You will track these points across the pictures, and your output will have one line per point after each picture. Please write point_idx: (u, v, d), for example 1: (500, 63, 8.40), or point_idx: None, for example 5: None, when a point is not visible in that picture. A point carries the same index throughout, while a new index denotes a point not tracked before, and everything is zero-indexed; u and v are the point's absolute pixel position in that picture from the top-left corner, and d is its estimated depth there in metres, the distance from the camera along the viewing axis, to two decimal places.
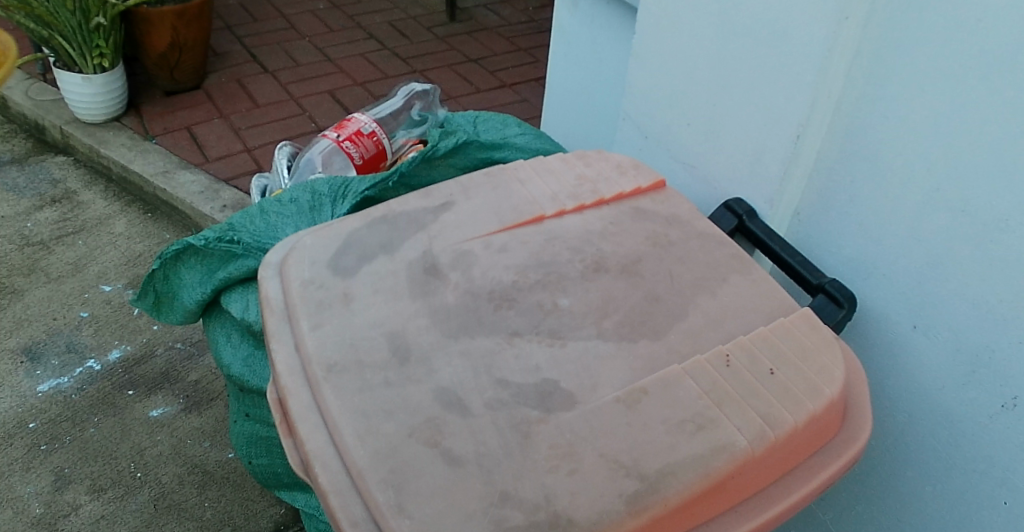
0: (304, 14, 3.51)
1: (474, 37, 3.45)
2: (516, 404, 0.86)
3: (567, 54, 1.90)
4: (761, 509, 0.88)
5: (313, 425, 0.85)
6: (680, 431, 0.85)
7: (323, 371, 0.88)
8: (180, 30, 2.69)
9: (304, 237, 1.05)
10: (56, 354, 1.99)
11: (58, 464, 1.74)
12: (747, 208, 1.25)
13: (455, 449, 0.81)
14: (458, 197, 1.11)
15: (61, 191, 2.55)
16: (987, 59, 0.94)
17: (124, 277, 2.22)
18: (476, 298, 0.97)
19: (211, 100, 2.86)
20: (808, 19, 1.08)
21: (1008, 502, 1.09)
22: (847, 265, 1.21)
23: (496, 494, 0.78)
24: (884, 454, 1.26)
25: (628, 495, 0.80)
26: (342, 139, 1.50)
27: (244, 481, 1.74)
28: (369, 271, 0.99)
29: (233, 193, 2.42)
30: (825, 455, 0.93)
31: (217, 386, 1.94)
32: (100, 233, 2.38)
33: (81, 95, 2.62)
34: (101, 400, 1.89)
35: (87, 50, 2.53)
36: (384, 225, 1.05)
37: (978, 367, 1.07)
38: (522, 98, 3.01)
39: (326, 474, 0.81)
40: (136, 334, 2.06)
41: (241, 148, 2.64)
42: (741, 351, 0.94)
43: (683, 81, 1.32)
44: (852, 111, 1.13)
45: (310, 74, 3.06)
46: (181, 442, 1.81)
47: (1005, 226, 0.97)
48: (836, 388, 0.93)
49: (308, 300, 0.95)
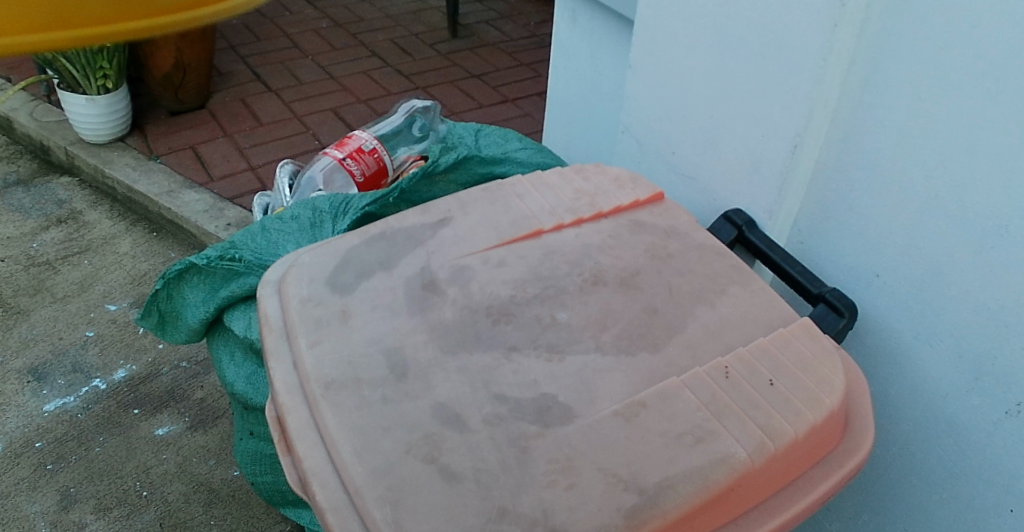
0: (308, 33, 3.55)
1: (476, 52, 3.48)
2: (514, 419, 0.86)
3: (566, 69, 1.91)
4: (762, 521, 0.87)
5: (311, 442, 0.85)
6: (679, 444, 0.85)
7: (321, 388, 0.88)
8: (184, 50, 2.72)
9: (302, 254, 1.05)
10: (62, 374, 2.00)
11: (64, 483, 1.75)
12: (747, 218, 1.25)
13: (453, 465, 0.81)
14: (455, 213, 1.11)
15: (66, 212, 2.58)
16: (984, 65, 0.94)
17: (129, 296, 2.24)
18: (474, 313, 0.97)
19: (215, 120, 2.89)
20: (803, 28, 1.08)
21: (1016, 511, 1.08)
22: (848, 274, 1.21)
23: (494, 509, 0.78)
24: (890, 464, 1.25)
25: (627, 508, 0.79)
26: (343, 157, 1.51)
27: (249, 498, 1.74)
28: (366, 287, 0.99)
29: (238, 212, 2.44)
30: (826, 466, 0.93)
31: (222, 404, 1.95)
32: (105, 253, 2.40)
33: (85, 115, 2.64)
34: (106, 419, 1.90)
35: (91, 70, 2.56)
36: (382, 242, 1.06)
37: (982, 374, 1.06)
38: (524, 113, 3.03)
39: (324, 492, 0.81)
40: (141, 353, 2.07)
41: (245, 166, 2.66)
42: (740, 363, 0.94)
43: (680, 93, 1.33)
44: (849, 120, 1.13)
45: (313, 92, 3.09)
46: (186, 460, 1.81)
47: (1005, 232, 0.97)
48: (836, 398, 0.93)
49: (306, 318, 0.96)
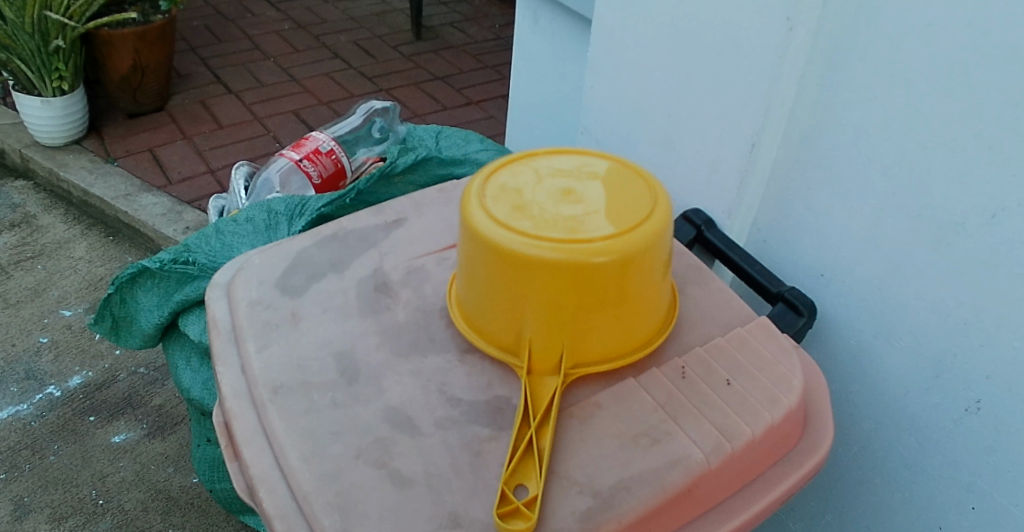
0: (270, 34, 3.52)
1: (441, 54, 3.47)
2: (468, 422, 0.84)
3: (528, 69, 1.91)
4: (721, 522, 0.87)
5: (258, 448, 0.84)
6: (634, 446, 0.84)
7: (269, 392, 0.87)
8: (142, 52, 2.69)
9: (252, 256, 1.04)
10: (15, 381, 1.96)
11: (17, 492, 1.71)
12: (705, 218, 1.25)
13: (404, 470, 0.79)
14: (410, 214, 1.10)
15: (20, 216, 2.52)
16: (937, 63, 0.94)
17: (86, 301, 2.19)
18: (428, 315, 0.95)
19: (175, 122, 2.85)
20: (759, 29, 1.09)
21: (977, 507, 1.09)
22: (807, 273, 1.21)
23: (445, 515, 0.76)
24: (851, 462, 1.26)
25: (581, 512, 0.78)
26: (300, 158, 1.49)
27: (209, 506, 1.71)
28: (317, 290, 0.97)
29: (197, 215, 2.40)
30: (785, 466, 0.92)
31: (181, 410, 1.91)
32: (60, 257, 2.35)
33: (41, 118, 2.60)
34: (61, 427, 1.86)
35: (46, 72, 2.51)
36: (334, 243, 1.04)
37: (941, 371, 1.07)
38: (489, 115, 3.03)
39: (271, 499, 0.80)
40: (97, 359, 2.03)
41: (205, 169, 2.62)
42: (696, 363, 0.94)
43: (637, 93, 1.33)
44: (807, 119, 1.13)
45: (275, 94, 3.05)
46: (144, 468, 1.78)
47: (961, 229, 0.97)
48: (794, 397, 0.92)
49: (256, 321, 0.94)
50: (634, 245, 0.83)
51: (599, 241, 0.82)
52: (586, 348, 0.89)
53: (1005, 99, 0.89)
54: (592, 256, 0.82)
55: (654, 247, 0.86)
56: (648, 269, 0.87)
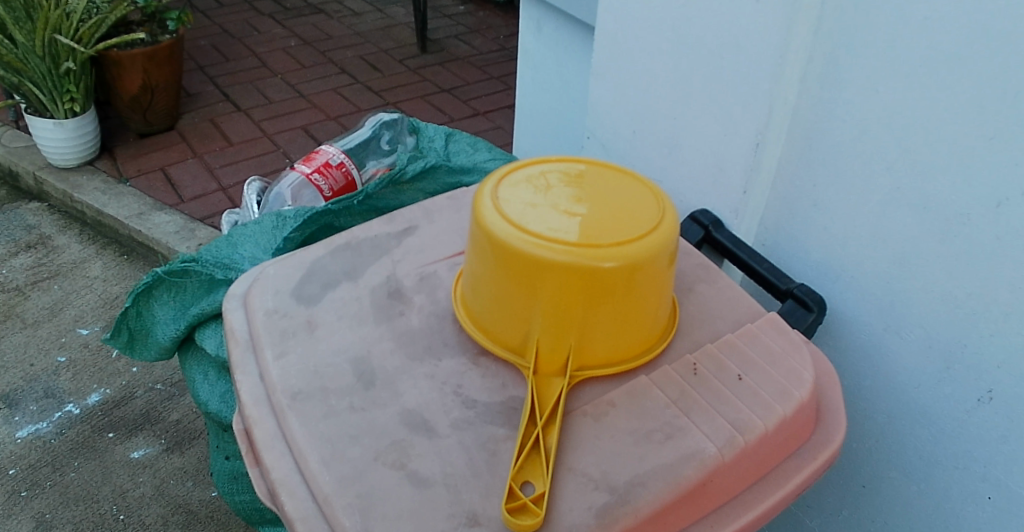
0: (276, 52, 3.56)
1: (446, 67, 3.51)
2: (483, 423, 0.86)
3: (534, 78, 1.93)
4: (735, 515, 0.87)
5: (279, 453, 0.85)
6: (649, 442, 0.85)
7: (288, 398, 0.88)
8: (151, 71, 2.73)
9: (267, 267, 1.06)
10: (34, 399, 1.98)
11: (39, 510, 1.73)
12: (713, 218, 1.26)
13: (421, 471, 0.81)
14: (421, 221, 1.12)
15: (36, 237, 2.56)
16: (936, 57, 0.95)
17: (102, 320, 2.22)
18: (441, 320, 0.97)
19: (185, 141, 2.89)
20: (760, 28, 1.10)
21: (993, 497, 1.09)
22: (815, 269, 1.22)
23: (464, 514, 0.78)
24: (867, 456, 1.26)
25: (598, 507, 0.79)
26: (311, 171, 1.52)
27: (228, 519, 1.73)
28: (332, 297, 0.99)
29: (209, 232, 2.43)
30: (799, 459, 0.93)
31: (199, 425, 1.93)
32: (76, 277, 2.38)
33: (53, 139, 2.64)
34: (80, 444, 1.88)
35: (58, 94, 2.55)
36: (347, 251, 1.06)
37: (952, 363, 1.07)
38: (496, 126, 3.06)
39: (292, 501, 0.81)
40: (115, 377, 2.05)
41: (216, 187, 2.65)
42: (707, 359, 0.95)
43: (642, 96, 1.35)
44: (809, 117, 1.14)
45: (283, 110, 3.09)
46: (163, 482, 1.80)
47: (966, 220, 0.98)
48: (805, 390, 0.93)
49: (272, 329, 0.96)
50: (643, 251, 0.85)
51: (609, 246, 0.84)
52: (592, 351, 0.91)
53: (1004, 89, 0.90)
54: (601, 261, 0.83)
55: (663, 255, 0.88)
56: (656, 274, 0.88)
